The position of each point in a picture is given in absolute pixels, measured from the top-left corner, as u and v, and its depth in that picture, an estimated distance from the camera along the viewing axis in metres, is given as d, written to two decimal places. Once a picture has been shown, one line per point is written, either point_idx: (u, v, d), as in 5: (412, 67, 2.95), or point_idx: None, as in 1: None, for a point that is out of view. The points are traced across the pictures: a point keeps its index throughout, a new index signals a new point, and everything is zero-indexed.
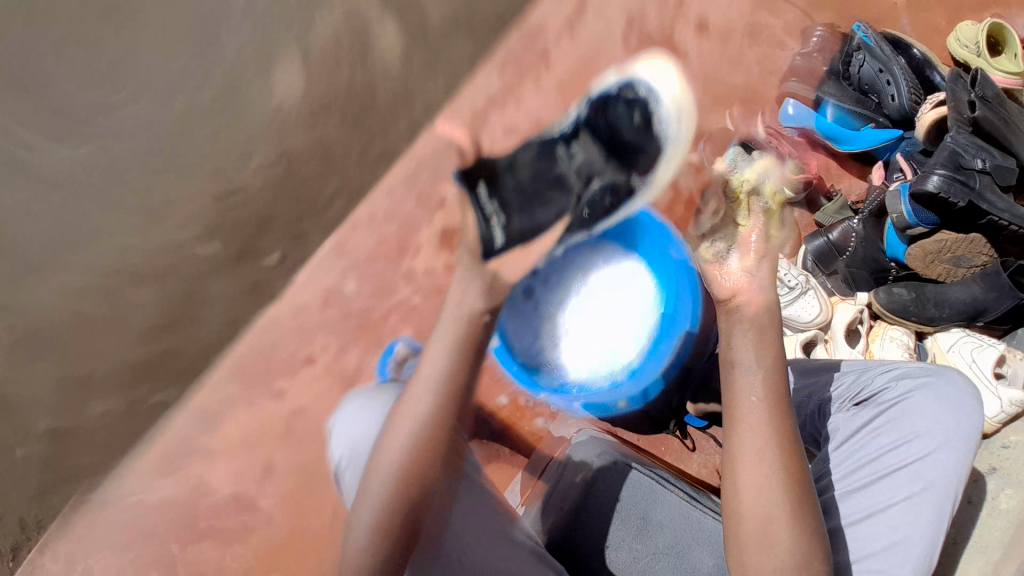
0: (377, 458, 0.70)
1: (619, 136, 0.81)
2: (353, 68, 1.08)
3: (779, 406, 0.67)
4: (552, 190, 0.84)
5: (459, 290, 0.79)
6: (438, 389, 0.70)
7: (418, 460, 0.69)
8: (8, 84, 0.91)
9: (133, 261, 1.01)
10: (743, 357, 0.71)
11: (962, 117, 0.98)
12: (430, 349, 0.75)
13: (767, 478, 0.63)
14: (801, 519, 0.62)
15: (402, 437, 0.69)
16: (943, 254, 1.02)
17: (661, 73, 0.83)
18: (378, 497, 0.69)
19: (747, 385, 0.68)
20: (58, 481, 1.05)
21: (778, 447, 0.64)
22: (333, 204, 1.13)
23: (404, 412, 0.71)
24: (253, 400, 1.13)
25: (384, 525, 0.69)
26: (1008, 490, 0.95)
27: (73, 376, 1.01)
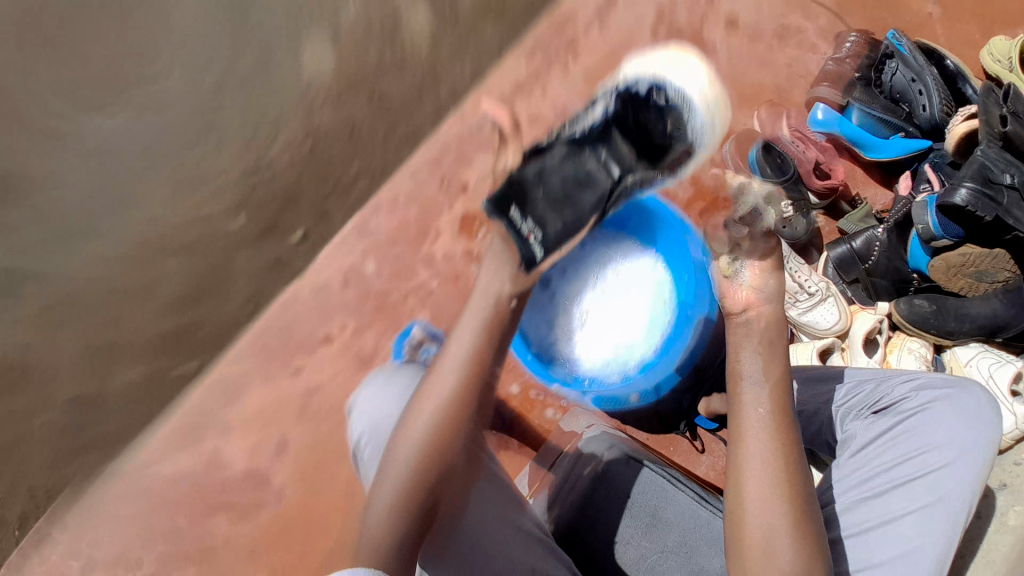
0: (398, 438, 0.69)
1: (652, 140, 0.84)
2: (383, 46, 1.07)
3: (784, 414, 0.68)
4: (583, 192, 0.82)
5: (492, 276, 0.78)
6: (462, 371, 0.70)
7: (439, 441, 0.67)
8: (48, 44, 0.93)
9: (159, 231, 1.02)
10: (750, 364, 0.72)
11: (993, 132, 0.96)
12: (456, 333, 0.75)
13: (771, 482, 0.63)
14: (807, 526, 0.62)
15: (425, 416, 0.68)
16: (966, 268, 1.01)
17: (687, 74, 0.87)
18: (396, 477, 0.66)
19: (754, 391, 0.70)
20: (73, 450, 1.05)
21: (784, 452, 0.65)
22: (357, 184, 1.13)
23: (428, 393, 0.70)
24: (270, 376, 1.13)
25: (402, 508, 0.65)
26: (1018, 507, 0.94)
27: (95, 344, 1.02)
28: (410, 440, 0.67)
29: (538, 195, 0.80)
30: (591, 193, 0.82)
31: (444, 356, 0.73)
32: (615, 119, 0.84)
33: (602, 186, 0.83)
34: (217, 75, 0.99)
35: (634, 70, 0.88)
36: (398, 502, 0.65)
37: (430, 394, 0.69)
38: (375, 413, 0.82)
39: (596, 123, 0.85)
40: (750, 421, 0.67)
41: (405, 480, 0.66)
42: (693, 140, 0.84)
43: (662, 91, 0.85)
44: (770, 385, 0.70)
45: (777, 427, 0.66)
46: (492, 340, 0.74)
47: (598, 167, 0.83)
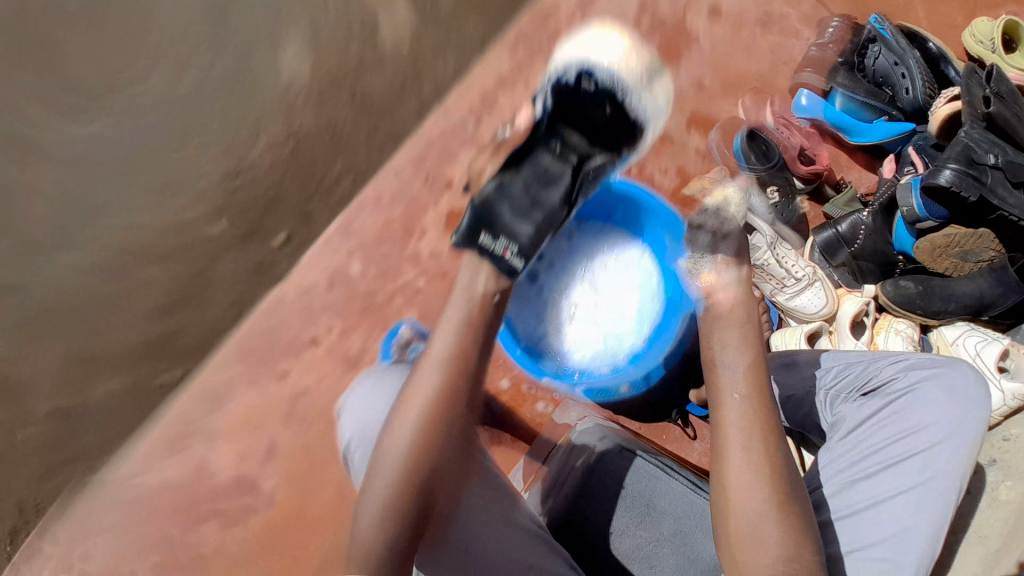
0: (388, 438, 0.68)
1: (599, 127, 0.84)
2: (363, 45, 1.06)
3: (762, 396, 0.68)
4: (547, 193, 0.84)
5: (469, 271, 0.78)
6: (447, 365, 0.70)
7: (427, 437, 0.67)
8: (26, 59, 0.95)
9: (138, 239, 1.02)
10: (728, 352, 0.72)
11: (976, 113, 0.98)
12: (437, 331, 0.74)
13: (752, 467, 0.63)
14: (790, 508, 0.62)
15: (413, 414, 0.67)
16: (951, 249, 1.02)
17: (607, 45, 0.83)
18: (387, 477, 0.66)
19: (732, 376, 0.69)
20: (59, 462, 1.05)
21: (765, 436, 0.65)
22: (340, 184, 1.11)
23: (414, 389, 0.69)
24: (257, 382, 1.11)
25: (394, 508, 0.65)
26: (1008, 481, 0.94)
27: (77, 355, 1.02)
28: (400, 439, 0.67)
29: (504, 211, 0.81)
30: (554, 192, 0.84)
31: (429, 353, 0.72)
32: (554, 118, 0.85)
33: (565, 183, 0.84)
34: (194, 79, 0.99)
35: (562, 54, 0.85)
36: (390, 502, 0.65)
37: (417, 391, 0.69)
38: (363, 415, 0.82)
39: (538, 124, 0.86)
40: (728, 408, 0.67)
41: (396, 480, 0.65)
42: (639, 115, 0.84)
43: (592, 75, 0.83)
44: (748, 370, 0.70)
45: (756, 411, 0.66)
46: (474, 336, 0.73)
47: (551, 167, 0.84)
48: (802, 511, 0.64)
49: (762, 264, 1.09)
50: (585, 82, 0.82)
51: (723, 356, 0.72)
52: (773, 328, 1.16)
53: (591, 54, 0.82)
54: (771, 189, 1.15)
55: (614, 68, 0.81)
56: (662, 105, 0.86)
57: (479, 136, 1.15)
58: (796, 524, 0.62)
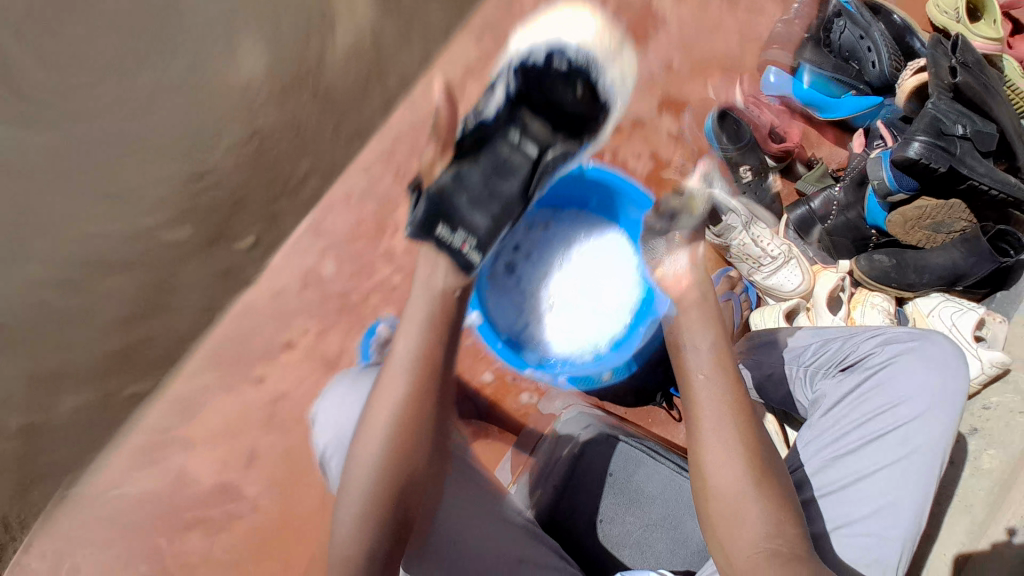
0: (361, 442, 0.67)
1: (565, 111, 0.83)
2: (322, 40, 1.05)
3: (732, 376, 0.67)
4: (504, 179, 0.81)
5: (426, 266, 0.75)
6: (415, 365, 0.69)
7: (400, 438, 0.66)
8: None
9: (102, 250, 1.00)
10: (693, 334, 0.71)
11: (943, 84, 0.98)
12: (403, 328, 0.73)
13: (727, 450, 0.62)
14: (768, 488, 0.62)
15: (385, 416, 0.66)
16: (924, 221, 1.03)
17: (580, 27, 0.84)
18: (363, 482, 0.65)
19: (699, 358, 0.69)
20: (37, 478, 1.04)
21: (735, 417, 0.64)
22: (308, 183, 1.09)
23: (386, 390, 0.68)
24: (233, 386, 1.09)
25: (371, 512, 0.64)
26: (990, 451, 0.96)
27: (45, 370, 1.00)
28: (373, 442, 0.66)
29: (462, 198, 0.78)
30: (513, 181, 0.81)
31: (396, 352, 0.71)
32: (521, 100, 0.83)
33: (524, 172, 0.82)
34: (150, 82, 0.99)
35: (528, 38, 0.85)
36: (368, 507, 0.64)
37: (388, 392, 0.68)
38: (338, 422, 0.81)
39: (502, 108, 0.85)
40: (700, 391, 0.66)
41: (371, 484, 0.65)
42: (607, 98, 0.85)
43: (563, 55, 0.82)
44: (714, 352, 0.69)
45: (728, 393, 0.65)
46: (441, 335, 0.72)
47: (514, 154, 0.83)
48: (781, 491, 0.63)
49: (740, 245, 1.08)
50: (556, 61, 0.82)
51: (690, 339, 0.71)
52: (751, 307, 1.17)
53: (562, 34, 0.82)
54: (744, 168, 1.14)
55: (586, 49, 0.82)
56: (626, 86, 0.88)
57: None
58: (775, 505, 0.61)
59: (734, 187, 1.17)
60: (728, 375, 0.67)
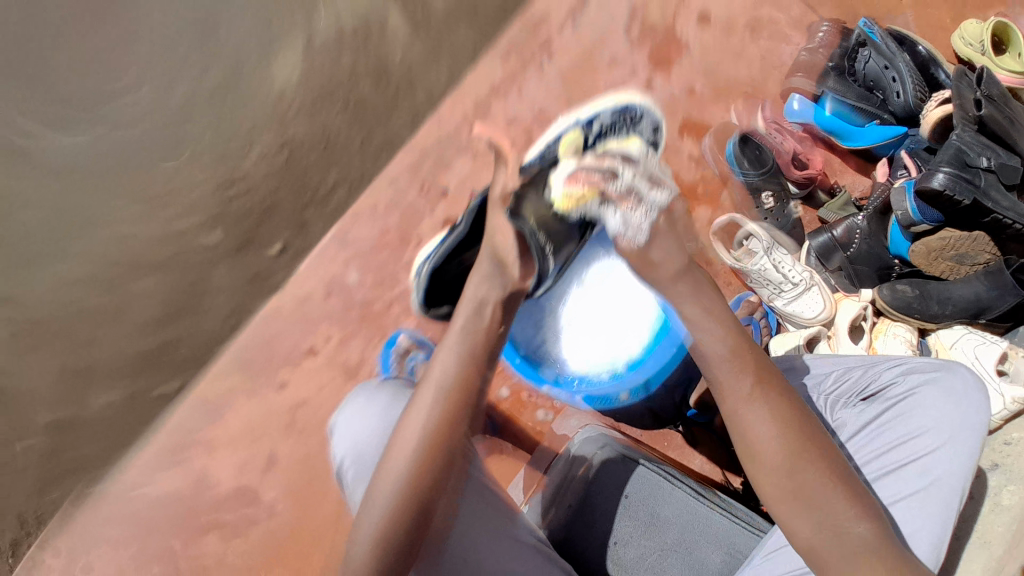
0: (384, 464, 0.66)
1: None
2: (356, 54, 1.08)
3: (790, 427, 0.62)
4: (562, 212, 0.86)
5: (477, 287, 0.72)
6: (448, 393, 0.66)
7: (424, 465, 0.65)
8: (25, 79, 1.00)
9: (135, 252, 1.04)
10: (725, 377, 0.64)
11: (968, 116, 0.99)
12: (440, 348, 0.70)
13: (792, 507, 0.61)
14: (849, 526, 0.60)
15: (410, 441, 0.65)
16: (947, 251, 1.03)
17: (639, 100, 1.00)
18: (383, 506, 0.65)
19: (752, 407, 0.62)
20: (59, 474, 1.06)
21: (793, 470, 0.60)
22: (335, 193, 1.11)
23: (413, 412, 0.67)
24: (255, 391, 1.10)
25: (391, 535, 0.64)
26: (1011, 486, 0.91)
27: (74, 368, 1.04)
28: (394, 465, 0.65)
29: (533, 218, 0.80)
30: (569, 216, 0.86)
31: (430, 374, 0.69)
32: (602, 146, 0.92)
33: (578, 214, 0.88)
34: (185, 93, 1.03)
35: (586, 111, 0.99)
36: (385, 530, 0.64)
37: (413, 420, 0.66)
38: (360, 435, 0.82)
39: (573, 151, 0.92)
40: (757, 446, 0.61)
41: (392, 510, 0.64)
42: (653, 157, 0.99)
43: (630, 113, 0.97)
44: (765, 400, 0.62)
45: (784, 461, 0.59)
46: (480, 364, 0.68)
47: None
48: (874, 525, 0.61)
49: (760, 270, 1.07)
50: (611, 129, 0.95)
51: (723, 377, 0.64)
52: (772, 332, 1.17)
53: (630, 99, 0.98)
54: (766, 194, 1.16)
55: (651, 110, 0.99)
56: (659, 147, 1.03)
57: (473, 145, 1.15)
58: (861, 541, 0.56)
59: (755, 213, 1.18)
60: (790, 428, 0.61)
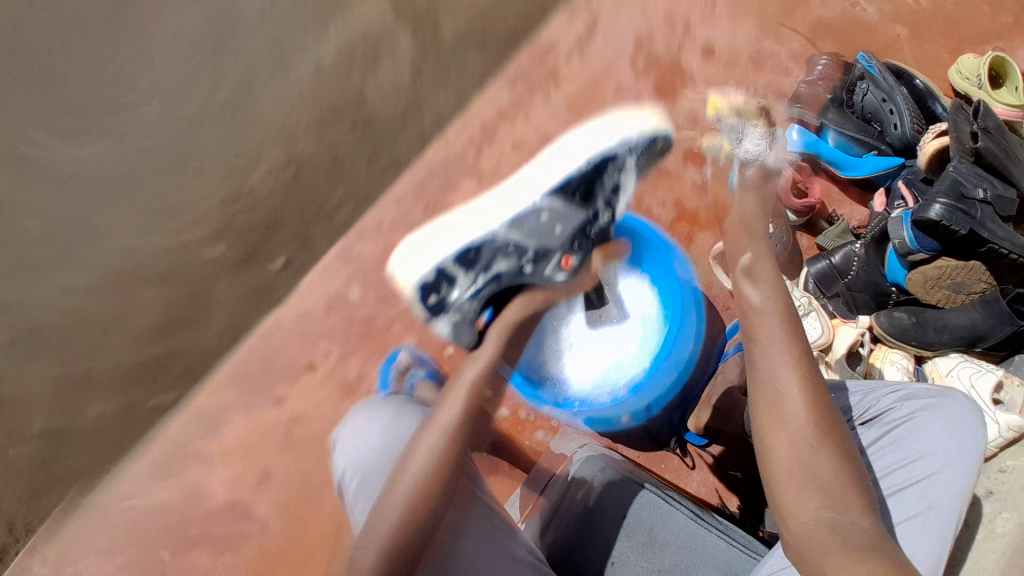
0: (392, 483, 0.67)
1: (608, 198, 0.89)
2: (365, 77, 1.10)
3: (822, 397, 0.62)
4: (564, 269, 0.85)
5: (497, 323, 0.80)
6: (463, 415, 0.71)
7: (433, 479, 0.67)
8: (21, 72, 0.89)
9: (136, 262, 1.01)
10: (767, 337, 0.65)
11: (964, 148, 1.00)
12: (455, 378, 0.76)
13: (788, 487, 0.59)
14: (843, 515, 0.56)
15: (423, 459, 0.67)
16: (943, 280, 1.05)
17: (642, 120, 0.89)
18: (386, 526, 0.64)
19: (786, 368, 0.63)
20: (51, 484, 1.04)
21: (813, 434, 0.60)
22: (340, 211, 1.14)
23: (427, 432, 0.70)
24: (252, 405, 1.15)
25: (394, 548, 0.63)
26: (1005, 514, 0.87)
27: (73, 376, 1.02)
28: (399, 489, 0.66)
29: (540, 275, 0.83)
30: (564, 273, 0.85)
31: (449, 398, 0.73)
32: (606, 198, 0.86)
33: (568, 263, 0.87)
34: (198, 103, 0.98)
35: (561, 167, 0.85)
36: (389, 545, 0.64)
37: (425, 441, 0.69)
38: (361, 451, 0.82)
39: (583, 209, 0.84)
40: (787, 404, 0.61)
41: (400, 523, 0.64)
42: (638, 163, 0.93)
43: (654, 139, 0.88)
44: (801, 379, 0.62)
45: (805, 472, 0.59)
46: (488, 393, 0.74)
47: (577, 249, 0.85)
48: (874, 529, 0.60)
49: None
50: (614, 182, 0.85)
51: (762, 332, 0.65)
52: None
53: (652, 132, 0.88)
54: (768, 222, 1.14)
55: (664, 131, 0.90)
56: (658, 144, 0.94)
57: (480, 164, 1.21)
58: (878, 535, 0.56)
59: None
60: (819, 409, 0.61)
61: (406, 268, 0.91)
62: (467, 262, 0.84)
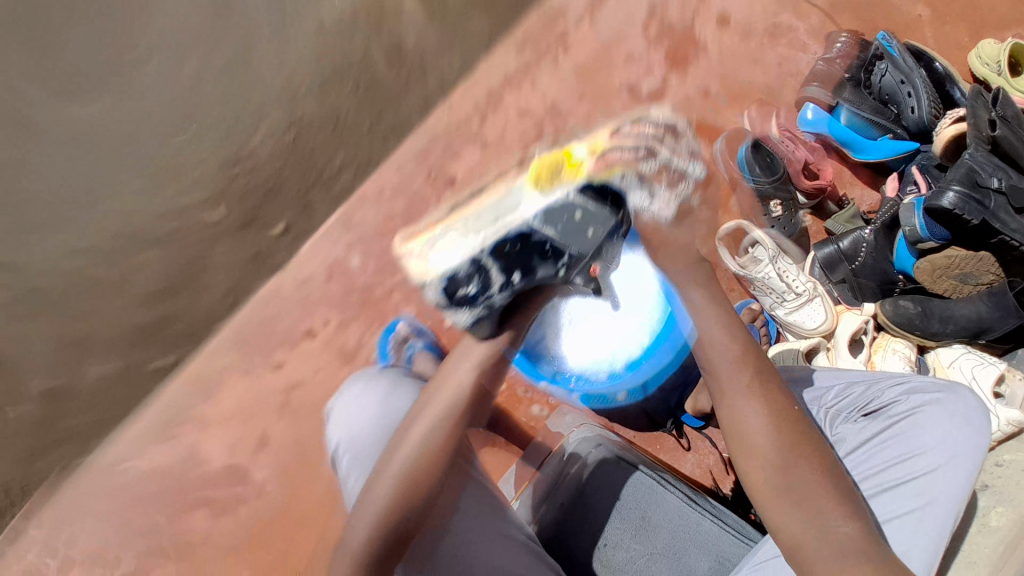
0: (380, 470, 0.66)
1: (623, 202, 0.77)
2: (369, 39, 1.07)
3: (793, 421, 0.61)
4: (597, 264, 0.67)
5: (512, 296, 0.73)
6: (459, 403, 0.66)
7: (421, 469, 0.65)
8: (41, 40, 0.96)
9: (134, 226, 1.02)
10: (730, 352, 0.63)
11: (982, 136, 0.97)
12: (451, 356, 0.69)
13: (783, 491, 0.60)
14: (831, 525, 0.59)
15: (411, 446, 0.65)
16: (951, 270, 1.03)
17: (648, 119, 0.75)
18: (374, 512, 0.64)
19: (751, 381, 0.62)
20: (53, 441, 1.07)
21: (791, 434, 0.61)
22: (341, 176, 1.13)
23: (418, 418, 0.67)
24: (251, 369, 1.12)
25: (382, 533, 0.64)
26: (1001, 509, 0.87)
27: (71, 338, 1.03)
28: (387, 476, 0.65)
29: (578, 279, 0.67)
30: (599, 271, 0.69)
31: (445, 381, 0.67)
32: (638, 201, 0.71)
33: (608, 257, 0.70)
34: (194, 71, 0.99)
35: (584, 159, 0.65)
36: (377, 530, 0.64)
37: (415, 429, 0.66)
38: (354, 425, 0.82)
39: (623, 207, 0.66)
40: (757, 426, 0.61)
41: (385, 513, 0.64)
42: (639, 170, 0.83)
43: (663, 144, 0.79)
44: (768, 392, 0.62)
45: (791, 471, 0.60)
46: (487, 376, 0.68)
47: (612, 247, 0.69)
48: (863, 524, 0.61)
49: (764, 279, 1.07)
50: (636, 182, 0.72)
51: (740, 340, 0.65)
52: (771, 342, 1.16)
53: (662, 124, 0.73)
54: (774, 203, 1.13)
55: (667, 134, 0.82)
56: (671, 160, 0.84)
57: (484, 134, 1.17)
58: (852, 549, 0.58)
59: (763, 221, 1.16)
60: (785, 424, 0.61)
61: (425, 255, 0.67)
62: (504, 256, 0.63)
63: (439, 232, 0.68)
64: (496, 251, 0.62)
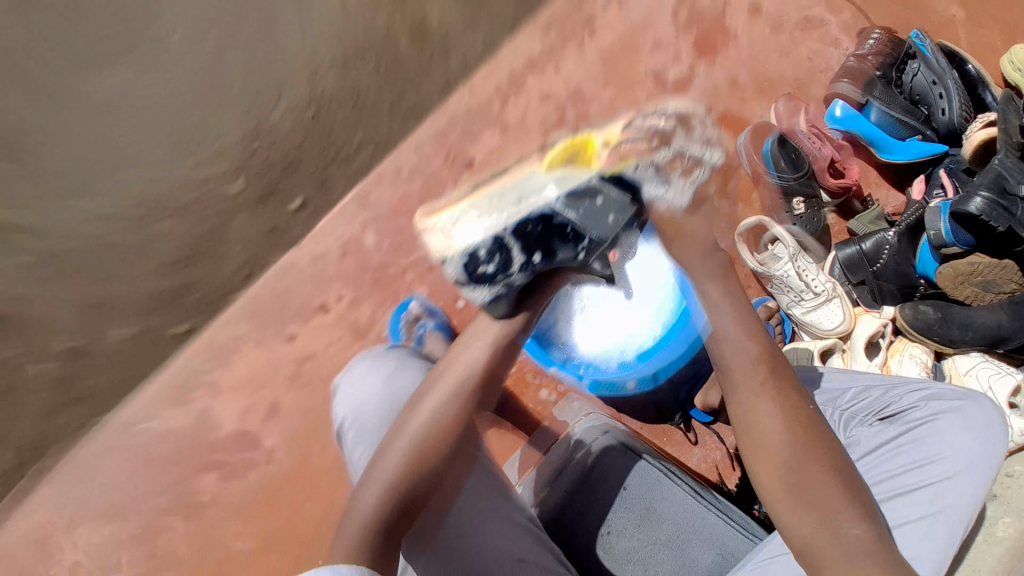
0: (387, 448, 0.66)
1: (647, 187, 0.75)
2: (393, 13, 1.06)
3: (807, 424, 0.61)
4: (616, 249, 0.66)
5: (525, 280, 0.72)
6: (470, 382, 0.65)
7: (427, 448, 0.65)
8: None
9: (157, 191, 1.02)
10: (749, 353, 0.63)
11: (1012, 142, 0.96)
12: (463, 335, 0.68)
13: (792, 492, 0.60)
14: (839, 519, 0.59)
15: (420, 424, 0.65)
16: (974, 278, 1.02)
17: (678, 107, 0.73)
18: (381, 490, 0.65)
19: (769, 381, 0.61)
20: (68, 403, 1.08)
21: (805, 436, 0.60)
22: (361, 152, 1.11)
23: (427, 397, 0.66)
24: (265, 341, 1.12)
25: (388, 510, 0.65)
26: (1006, 518, 0.85)
27: (91, 301, 1.03)
28: (395, 450, 0.65)
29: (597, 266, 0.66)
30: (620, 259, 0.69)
31: (454, 360, 0.66)
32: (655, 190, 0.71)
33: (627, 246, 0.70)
34: (217, 42, 1.00)
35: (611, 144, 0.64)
36: (382, 508, 0.64)
37: (426, 405, 0.65)
38: (364, 402, 0.82)
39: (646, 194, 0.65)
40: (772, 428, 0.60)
41: (391, 490, 0.64)
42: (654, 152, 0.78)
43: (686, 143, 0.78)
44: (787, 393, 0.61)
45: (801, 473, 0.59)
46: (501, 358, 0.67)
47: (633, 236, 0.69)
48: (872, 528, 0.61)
49: (783, 276, 1.06)
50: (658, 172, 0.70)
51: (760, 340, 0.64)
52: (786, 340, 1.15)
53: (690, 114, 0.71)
54: (798, 199, 1.12)
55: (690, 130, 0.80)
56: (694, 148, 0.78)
57: (505, 116, 1.16)
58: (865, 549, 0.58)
59: (784, 219, 1.14)
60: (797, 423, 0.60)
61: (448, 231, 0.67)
62: (525, 236, 0.62)
63: (462, 208, 0.67)
64: (518, 230, 0.61)
